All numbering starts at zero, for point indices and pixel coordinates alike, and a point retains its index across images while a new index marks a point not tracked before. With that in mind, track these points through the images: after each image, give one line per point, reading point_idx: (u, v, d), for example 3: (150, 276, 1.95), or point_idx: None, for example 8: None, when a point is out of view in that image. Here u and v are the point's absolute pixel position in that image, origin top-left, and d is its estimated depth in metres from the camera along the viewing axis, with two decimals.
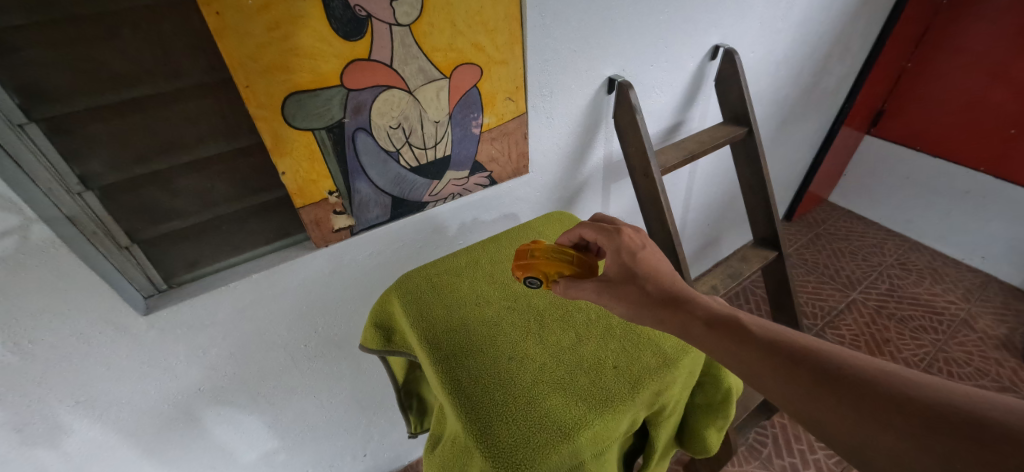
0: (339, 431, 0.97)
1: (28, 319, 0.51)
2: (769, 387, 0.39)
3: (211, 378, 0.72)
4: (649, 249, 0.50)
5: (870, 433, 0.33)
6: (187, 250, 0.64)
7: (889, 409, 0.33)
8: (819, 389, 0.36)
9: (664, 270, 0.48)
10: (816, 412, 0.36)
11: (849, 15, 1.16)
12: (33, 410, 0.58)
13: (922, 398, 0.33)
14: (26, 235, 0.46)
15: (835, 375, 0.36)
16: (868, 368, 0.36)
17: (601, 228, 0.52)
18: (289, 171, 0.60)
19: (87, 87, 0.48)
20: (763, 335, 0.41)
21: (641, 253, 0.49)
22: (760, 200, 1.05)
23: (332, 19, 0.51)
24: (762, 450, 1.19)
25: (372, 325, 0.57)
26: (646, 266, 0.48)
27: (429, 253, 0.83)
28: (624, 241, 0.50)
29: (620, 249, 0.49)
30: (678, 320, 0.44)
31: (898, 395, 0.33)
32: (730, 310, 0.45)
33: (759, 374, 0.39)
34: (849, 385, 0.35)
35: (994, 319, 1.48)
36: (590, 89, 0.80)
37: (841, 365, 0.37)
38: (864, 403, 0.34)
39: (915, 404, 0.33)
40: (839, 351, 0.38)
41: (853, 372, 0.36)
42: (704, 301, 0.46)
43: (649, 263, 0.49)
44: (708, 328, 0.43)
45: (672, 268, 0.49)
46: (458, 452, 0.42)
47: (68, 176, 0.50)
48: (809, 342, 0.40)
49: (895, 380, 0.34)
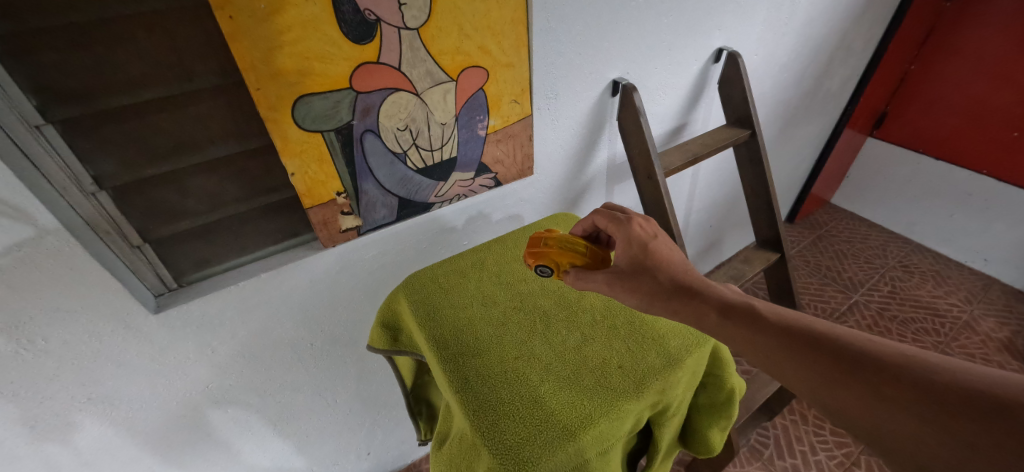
0: (345, 429, 0.98)
1: (42, 318, 0.52)
2: (786, 375, 0.40)
3: (220, 376, 0.72)
4: (661, 238, 0.52)
5: (887, 416, 0.34)
6: (197, 250, 0.65)
7: (905, 393, 0.34)
8: (835, 375, 0.37)
9: (675, 260, 0.50)
10: (833, 398, 0.37)
11: (852, 18, 1.17)
12: (45, 406, 0.59)
13: (939, 380, 0.33)
14: (41, 242, 0.48)
15: (851, 359, 0.37)
16: (882, 351, 0.37)
17: (612, 216, 0.53)
18: (298, 172, 0.60)
19: (103, 89, 0.49)
20: (777, 321, 0.42)
21: (651, 244, 0.51)
22: (763, 203, 1.06)
23: (342, 23, 0.52)
24: (764, 451, 1.19)
25: (379, 325, 0.58)
26: (657, 255, 0.50)
27: (435, 253, 0.84)
28: (634, 230, 0.51)
29: (631, 239, 0.51)
30: (691, 308, 0.46)
31: (915, 378, 0.34)
32: (742, 298, 0.46)
33: (776, 362, 0.40)
34: (866, 369, 0.36)
35: (996, 322, 1.48)
36: (596, 92, 0.81)
37: (857, 349, 0.38)
38: (880, 387, 0.35)
39: (931, 387, 0.33)
40: (851, 336, 0.39)
41: (869, 356, 0.37)
42: (715, 289, 0.47)
43: (661, 251, 0.50)
44: (722, 317, 0.44)
45: (683, 257, 0.51)
46: (464, 450, 0.43)
47: (82, 176, 0.51)
48: (822, 327, 0.40)
49: (912, 363, 0.35)
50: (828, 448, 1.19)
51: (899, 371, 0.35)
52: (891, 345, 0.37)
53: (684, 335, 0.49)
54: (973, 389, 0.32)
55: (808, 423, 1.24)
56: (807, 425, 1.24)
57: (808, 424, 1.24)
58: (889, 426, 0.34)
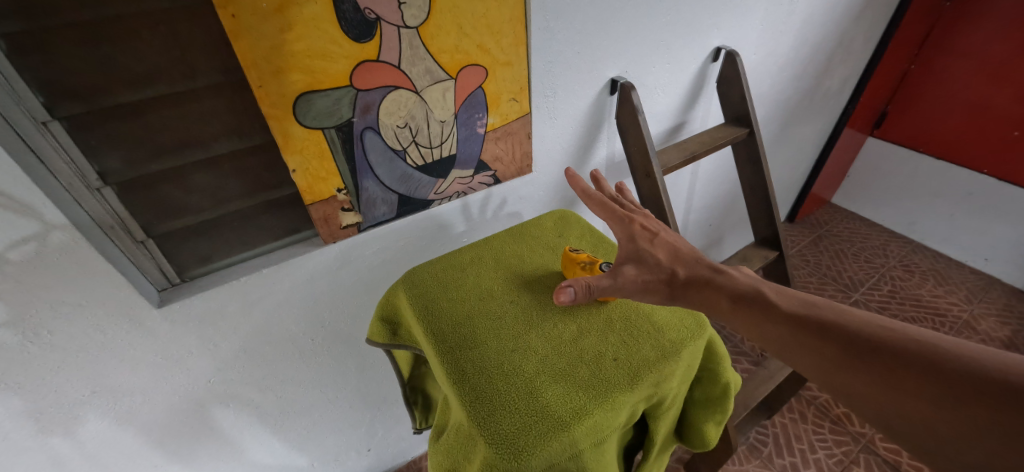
0: (345, 425, 0.99)
1: (47, 311, 0.53)
2: (797, 360, 0.42)
3: (222, 370, 0.73)
4: (664, 235, 0.54)
5: (894, 399, 0.36)
6: (199, 246, 0.66)
7: (912, 376, 0.36)
8: (845, 361, 0.39)
9: (683, 249, 0.52)
10: (842, 382, 0.39)
11: (851, 18, 1.17)
12: (50, 399, 0.60)
13: (943, 361, 0.36)
14: (46, 239, 0.49)
15: (860, 346, 0.39)
16: (892, 336, 0.39)
17: (614, 214, 0.56)
18: (299, 169, 0.61)
19: (107, 86, 0.50)
20: (790, 309, 0.44)
21: (654, 239, 0.53)
22: (761, 202, 1.06)
23: (343, 22, 0.53)
24: (763, 449, 1.19)
25: (378, 319, 0.59)
26: (661, 249, 0.52)
27: (435, 249, 0.84)
28: (635, 229, 0.54)
29: (634, 236, 0.53)
30: (704, 298, 0.48)
31: (922, 363, 0.36)
32: (755, 286, 0.48)
33: (787, 348, 0.43)
34: (875, 354, 0.38)
35: (997, 321, 1.48)
36: (595, 90, 0.82)
37: (866, 335, 0.40)
38: (889, 371, 0.37)
39: (936, 370, 0.35)
40: (861, 321, 0.41)
41: (878, 340, 0.39)
42: (729, 277, 0.49)
43: (666, 245, 0.52)
44: (734, 305, 0.47)
45: (691, 247, 0.53)
46: (461, 440, 0.44)
47: (88, 172, 0.52)
48: (833, 314, 0.43)
49: (917, 345, 0.37)
50: (827, 446, 1.19)
51: (905, 352, 0.37)
52: (900, 328, 0.39)
53: (679, 329, 0.50)
54: (977, 369, 0.34)
55: (807, 422, 1.24)
56: (806, 423, 1.24)
57: (807, 423, 1.24)
58: (894, 408, 0.36)
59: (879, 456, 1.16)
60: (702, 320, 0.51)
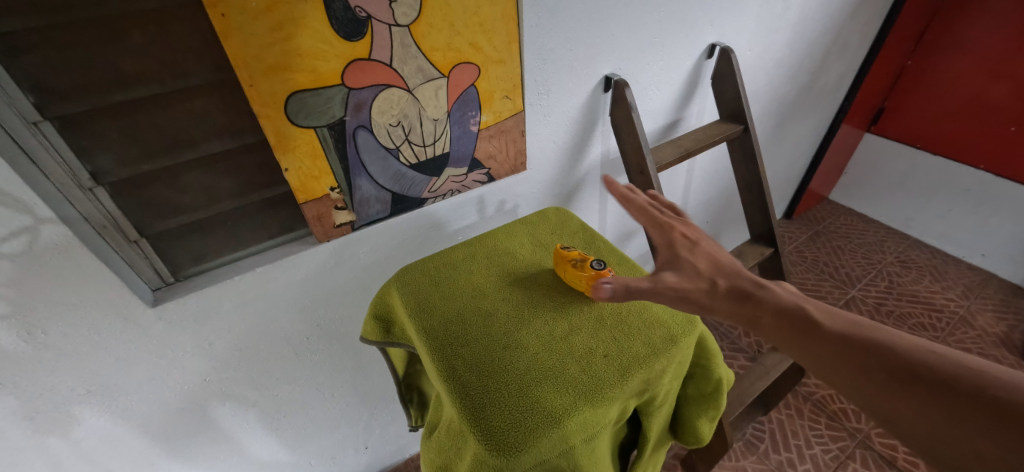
0: (342, 423, 0.99)
1: (42, 309, 0.53)
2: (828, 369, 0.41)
3: (217, 369, 0.74)
4: (705, 244, 0.52)
5: (927, 415, 0.35)
6: (193, 245, 0.66)
7: (945, 394, 0.35)
8: (878, 374, 0.38)
9: (721, 255, 0.51)
10: (875, 396, 0.38)
11: (846, 14, 1.17)
12: (45, 398, 0.61)
13: (982, 383, 0.34)
14: (38, 231, 0.48)
15: (893, 359, 0.38)
16: (931, 354, 0.38)
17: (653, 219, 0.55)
18: (291, 168, 0.61)
19: (97, 86, 0.50)
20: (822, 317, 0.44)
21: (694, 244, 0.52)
22: (756, 199, 1.06)
23: (334, 21, 0.53)
24: (759, 445, 1.20)
25: (372, 317, 0.59)
26: (700, 254, 0.51)
27: (429, 247, 0.84)
28: (674, 235, 0.53)
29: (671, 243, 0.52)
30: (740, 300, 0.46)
31: (960, 381, 0.35)
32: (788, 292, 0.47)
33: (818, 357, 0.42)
34: (912, 369, 0.37)
35: (993, 317, 1.48)
36: (589, 87, 0.82)
37: (902, 350, 0.39)
38: (923, 388, 0.36)
39: (974, 391, 0.34)
40: (876, 329, 0.41)
41: (915, 357, 0.38)
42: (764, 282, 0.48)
43: (706, 253, 0.51)
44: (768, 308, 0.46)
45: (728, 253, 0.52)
46: (453, 437, 0.44)
47: (80, 172, 0.52)
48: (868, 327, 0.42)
49: (955, 365, 0.36)
50: (823, 442, 1.19)
51: (941, 370, 0.36)
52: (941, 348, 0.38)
53: (670, 325, 0.50)
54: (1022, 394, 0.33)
55: (803, 417, 1.25)
56: (802, 419, 1.24)
57: (804, 418, 1.24)
58: (925, 426, 0.35)
59: (875, 451, 1.16)
60: (693, 316, 0.51)
